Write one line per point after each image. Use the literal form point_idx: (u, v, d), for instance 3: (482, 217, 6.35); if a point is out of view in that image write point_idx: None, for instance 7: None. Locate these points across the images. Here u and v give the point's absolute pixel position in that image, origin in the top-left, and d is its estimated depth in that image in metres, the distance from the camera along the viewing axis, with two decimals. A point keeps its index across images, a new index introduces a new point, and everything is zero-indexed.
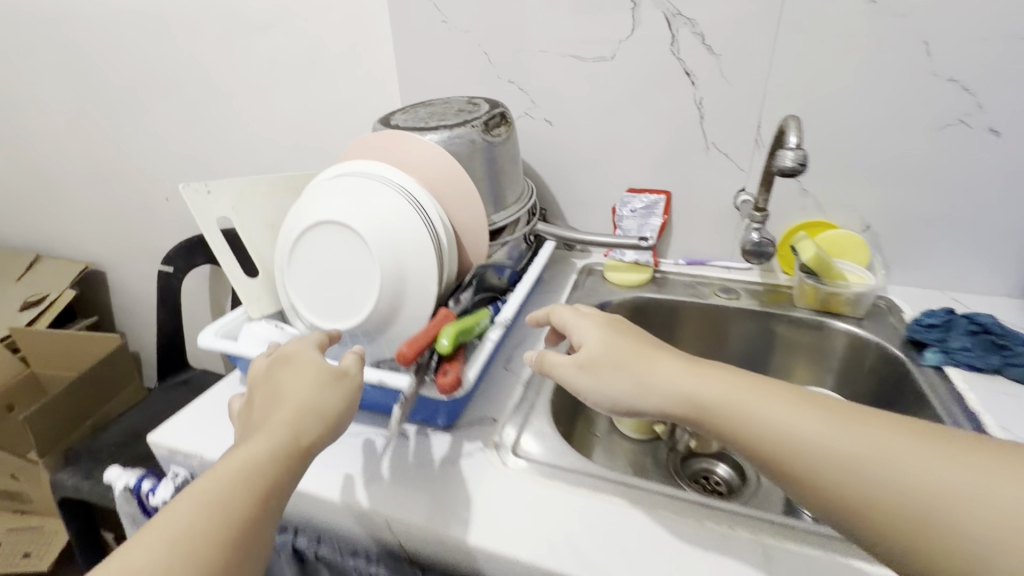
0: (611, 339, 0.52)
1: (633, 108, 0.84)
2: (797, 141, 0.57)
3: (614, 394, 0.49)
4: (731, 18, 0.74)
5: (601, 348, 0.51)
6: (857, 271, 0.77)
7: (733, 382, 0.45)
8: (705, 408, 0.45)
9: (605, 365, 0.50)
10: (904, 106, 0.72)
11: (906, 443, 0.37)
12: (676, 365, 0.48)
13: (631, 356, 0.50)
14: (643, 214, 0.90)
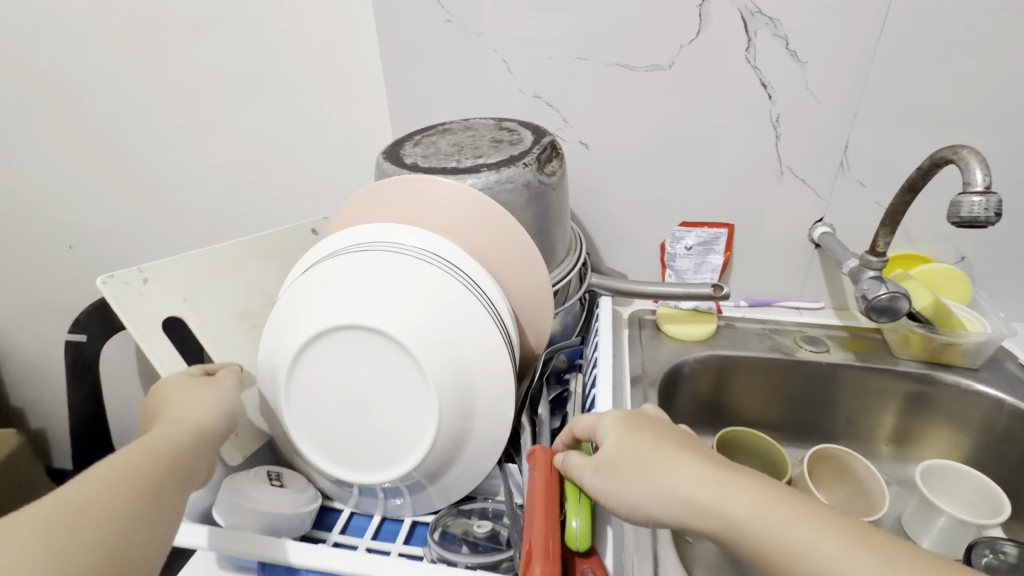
0: (628, 429, 0.39)
1: (693, 127, 0.69)
2: (985, 183, 0.44)
3: (632, 500, 0.36)
4: (822, 17, 0.60)
5: (620, 443, 0.38)
6: (965, 313, 0.66)
7: (793, 517, 0.31)
8: (745, 536, 0.31)
9: (617, 462, 0.37)
10: (1021, 122, 0.61)
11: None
12: (701, 467, 0.34)
13: (654, 456, 0.36)
14: (701, 252, 0.76)
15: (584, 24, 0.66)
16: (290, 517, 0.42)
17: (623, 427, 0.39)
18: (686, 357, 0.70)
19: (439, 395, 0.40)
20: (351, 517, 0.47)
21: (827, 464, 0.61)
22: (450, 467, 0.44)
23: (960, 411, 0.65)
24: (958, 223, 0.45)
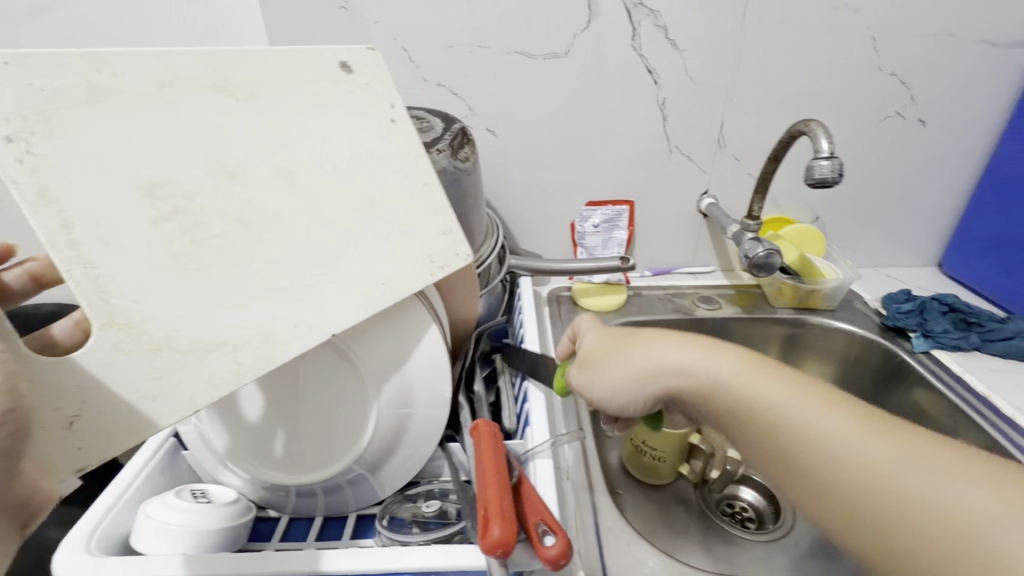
0: (615, 330, 0.43)
1: (591, 111, 0.74)
2: (830, 149, 0.52)
3: (616, 375, 0.40)
4: (694, 9, 0.67)
5: (613, 337, 0.42)
6: (823, 264, 0.78)
7: (765, 376, 0.34)
8: (715, 392, 0.35)
9: (604, 352, 0.42)
10: (853, 100, 0.73)
11: (945, 465, 0.28)
12: (683, 340, 0.38)
13: (641, 338, 0.39)
14: (606, 228, 0.82)
15: (480, 12, 0.67)
16: (218, 533, 0.39)
17: (612, 331, 0.43)
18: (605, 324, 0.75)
19: (372, 385, 0.41)
20: (291, 524, 0.46)
21: None
22: (391, 457, 0.43)
23: (824, 346, 0.76)
24: (813, 183, 0.53)
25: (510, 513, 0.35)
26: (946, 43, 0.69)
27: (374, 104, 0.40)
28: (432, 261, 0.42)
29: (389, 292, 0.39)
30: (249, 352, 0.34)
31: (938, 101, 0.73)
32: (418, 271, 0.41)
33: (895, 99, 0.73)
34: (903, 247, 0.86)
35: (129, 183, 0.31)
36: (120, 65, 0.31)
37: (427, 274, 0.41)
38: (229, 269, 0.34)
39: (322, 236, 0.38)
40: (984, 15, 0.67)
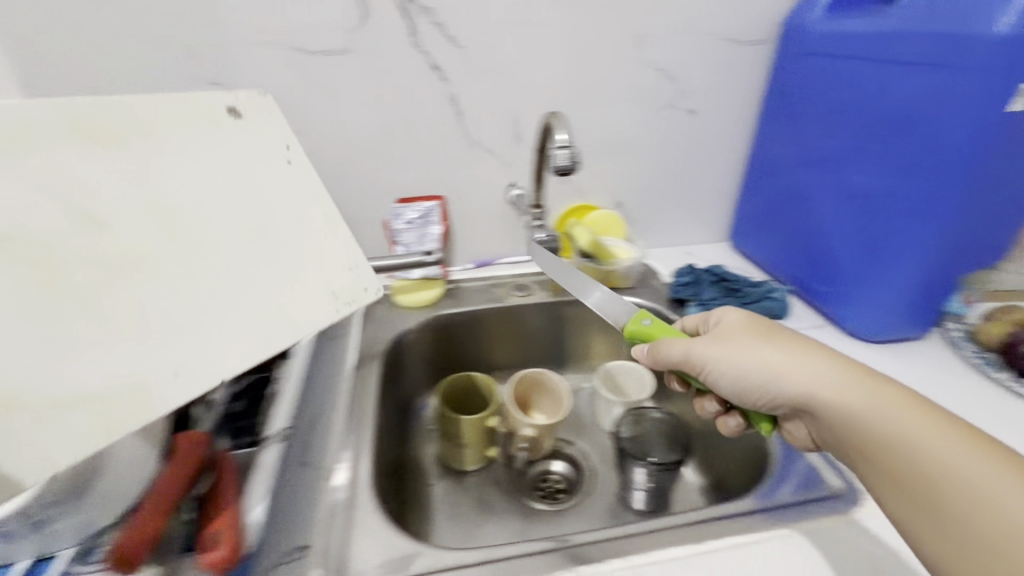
0: (753, 323, 0.50)
1: (384, 108, 0.73)
2: (566, 139, 0.56)
3: (737, 369, 0.47)
4: (466, 7, 0.69)
5: (739, 335, 0.48)
6: (619, 245, 0.84)
7: (844, 375, 0.42)
8: (810, 392, 0.43)
9: (738, 337, 0.48)
10: (629, 93, 0.79)
11: (947, 441, 0.36)
12: (790, 343, 0.46)
13: (764, 337, 0.47)
14: (420, 224, 0.82)
15: (244, 7, 0.64)
16: None
17: (747, 321, 0.50)
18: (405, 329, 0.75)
19: None
20: None
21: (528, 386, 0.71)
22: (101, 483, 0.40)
23: None
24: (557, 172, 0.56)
25: (153, 536, 0.40)
26: (700, 41, 0.77)
27: (269, 146, 0.49)
28: (339, 298, 0.53)
29: (251, 336, 0.45)
30: (122, 407, 0.38)
31: (702, 93, 0.81)
32: (327, 307, 0.52)
33: (665, 91, 0.80)
34: (699, 226, 0.95)
35: (0, 250, 0.34)
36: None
37: (334, 309, 0.52)
38: (46, 334, 0.35)
39: (198, 271, 0.43)
40: (726, 15, 0.75)
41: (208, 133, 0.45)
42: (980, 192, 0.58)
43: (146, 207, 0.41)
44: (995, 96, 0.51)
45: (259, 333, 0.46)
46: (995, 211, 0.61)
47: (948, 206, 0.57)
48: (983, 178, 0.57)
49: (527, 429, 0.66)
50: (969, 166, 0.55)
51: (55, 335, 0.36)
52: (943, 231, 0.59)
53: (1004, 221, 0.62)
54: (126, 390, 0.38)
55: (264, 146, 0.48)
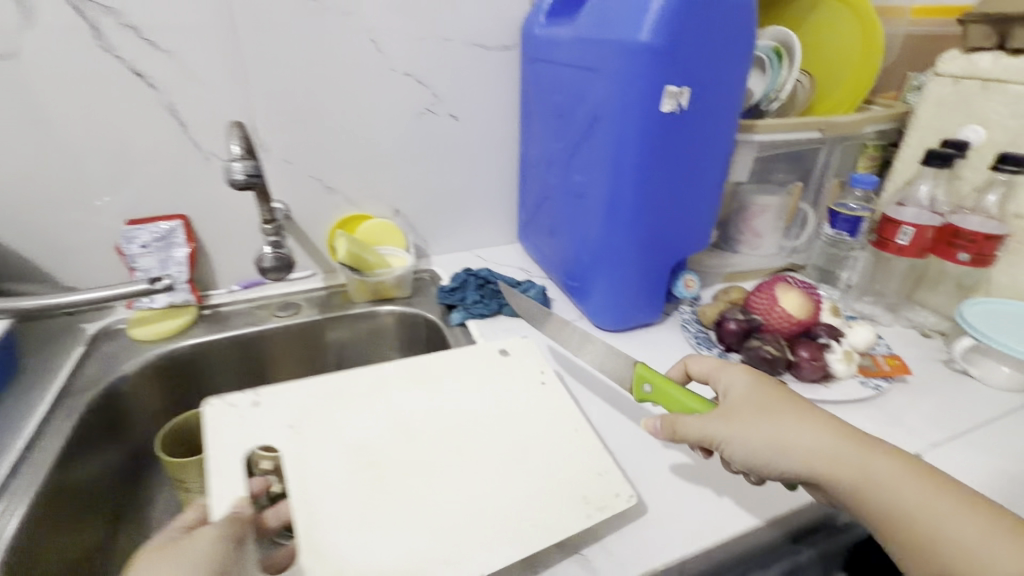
0: (763, 385, 0.45)
1: (83, 121, 0.65)
2: (242, 150, 0.52)
3: (747, 446, 0.42)
4: (161, 8, 0.63)
5: (748, 397, 0.45)
6: (395, 255, 0.84)
7: (850, 447, 0.40)
8: (810, 469, 0.41)
9: (747, 408, 0.44)
10: (381, 99, 0.77)
11: (948, 508, 0.37)
12: (786, 416, 0.42)
13: (767, 406, 0.43)
14: (160, 247, 0.73)
15: None
16: None
17: (752, 385, 0.45)
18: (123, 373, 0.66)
19: None
20: None
21: None
22: None
23: (404, 332, 0.81)
24: (239, 188, 0.52)
25: None
26: (445, 46, 0.77)
27: (531, 372, 0.61)
28: (589, 502, 0.47)
29: (539, 528, 0.45)
30: None
31: (460, 99, 0.81)
32: (576, 514, 0.47)
33: (419, 96, 0.79)
34: (487, 229, 0.95)
35: None
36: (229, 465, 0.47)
37: (583, 516, 0.46)
38: (388, 542, 0.44)
39: (432, 477, 0.49)
40: (465, 22, 0.76)
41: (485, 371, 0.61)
42: (664, 186, 0.62)
43: (370, 459, 0.50)
44: (646, 98, 0.55)
45: (434, 523, 0.45)
46: (692, 205, 0.65)
47: (634, 200, 0.61)
48: (662, 174, 0.61)
49: None
50: (643, 163, 0.59)
51: (379, 511, 0.46)
52: (636, 222, 0.63)
53: (705, 214, 0.67)
54: (421, 562, 0.42)
55: (525, 386, 0.59)
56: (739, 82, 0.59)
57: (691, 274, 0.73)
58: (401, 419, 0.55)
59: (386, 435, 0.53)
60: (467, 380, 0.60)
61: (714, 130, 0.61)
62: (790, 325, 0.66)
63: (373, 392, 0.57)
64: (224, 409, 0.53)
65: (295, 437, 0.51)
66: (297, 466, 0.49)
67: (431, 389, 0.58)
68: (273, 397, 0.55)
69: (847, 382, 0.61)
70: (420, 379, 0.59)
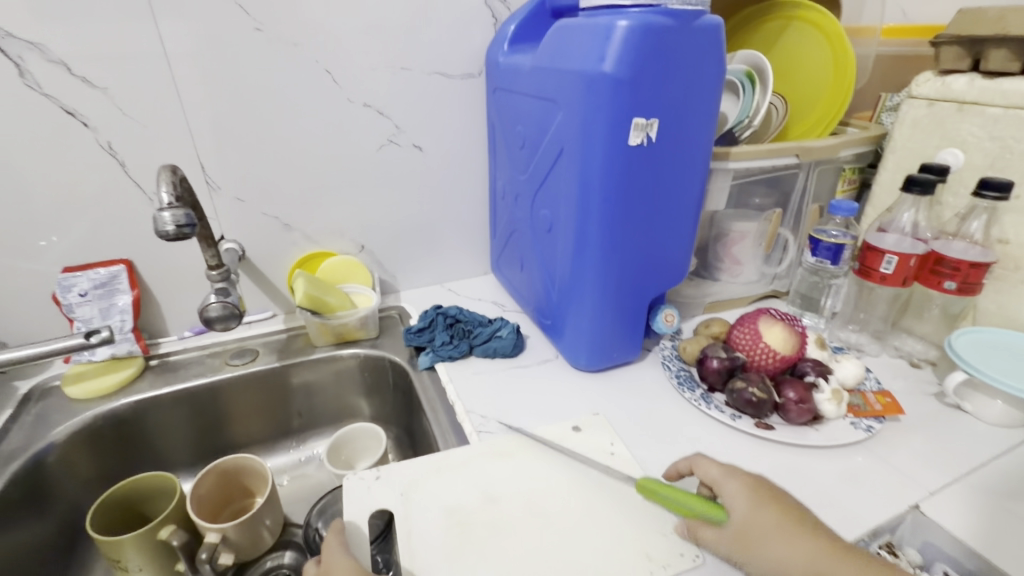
0: (761, 507, 0.43)
1: (11, 164, 0.60)
2: (171, 197, 0.47)
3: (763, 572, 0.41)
4: (94, 44, 0.59)
5: (754, 514, 0.43)
6: (361, 293, 0.79)
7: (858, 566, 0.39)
8: None
9: (756, 535, 0.42)
10: (340, 133, 0.74)
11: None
12: (788, 543, 0.41)
13: (775, 524, 0.42)
14: (102, 295, 0.68)
15: None
16: None
17: (755, 499, 0.44)
18: (52, 439, 0.60)
19: None
20: None
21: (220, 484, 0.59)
22: None
23: (370, 376, 0.76)
24: (171, 239, 0.47)
25: None
26: (406, 76, 0.74)
27: (600, 445, 0.57)
28: (652, 560, 0.46)
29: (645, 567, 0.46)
30: None
31: (423, 129, 0.78)
32: (640, 567, 0.46)
33: (380, 128, 0.76)
34: (458, 261, 0.91)
35: None
36: (441, 465, 0.55)
37: (647, 572, 0.45)
38: None
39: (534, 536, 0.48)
40: (426, 51, 0.73)
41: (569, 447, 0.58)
42: (633, 220, 0.58)
43: (463, 525, 0.49)
44: (610, 130, 0.52)
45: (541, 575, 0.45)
46: (666, 239, 0.62)
47: (602, 235, 0.58)
48: (631, 208, 0.57)
49: (214, 537, 0.56)
50: (609, 197, 0.56)
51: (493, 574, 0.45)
52: (606, 257, 0.59)
53: (680, 248, 0.64)
54: None
55: (559, 436, 0.59)
56: (708, 112, 0.56)
57: (670, 308, 0.69)
58: (488, 484, 0.53)
59: (479, 491, 0.53)
60: (549, 454, 0.56)
61: (684, 161, 0.58)
62: (776, 361, 0.62)
63: (468, 461, 0.56)
64: (358, 482, 0.54)
65: (377, 491, 0.52)
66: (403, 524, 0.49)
67: (518, 461, 0.56)
68: (394, 467, 0.55)
69: (836, 422, 0.58)
70: (506, 452, 0.57)
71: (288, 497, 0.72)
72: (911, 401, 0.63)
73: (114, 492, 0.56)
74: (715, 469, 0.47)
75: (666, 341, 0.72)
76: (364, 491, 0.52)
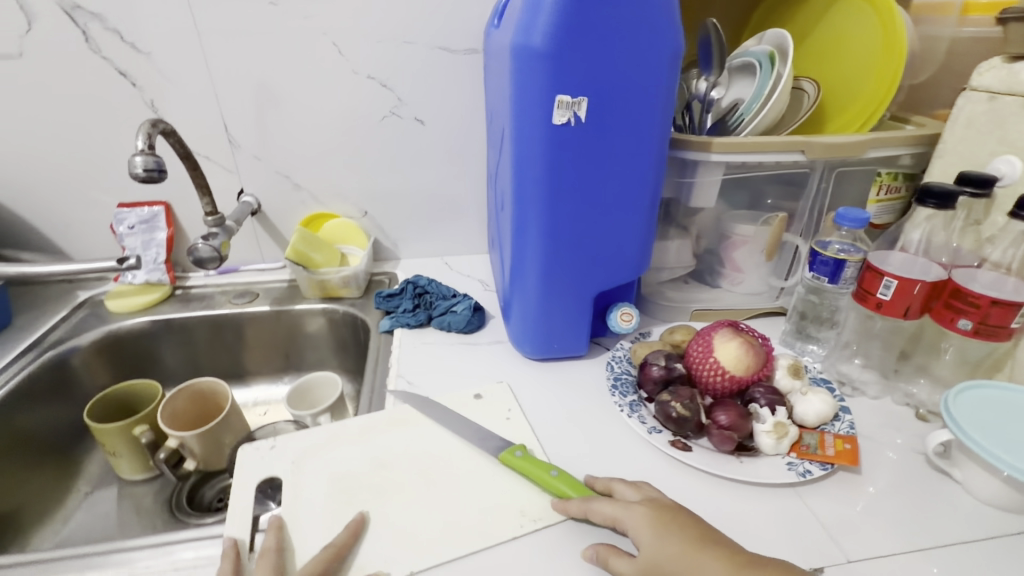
0: (666, 531, 0.41)
1: (79, 113, 0.74)
2: (145, 146, 0.55)
3: None
4: (139, 14, 0.69)
5: (657, 544, 0.40)
6: (354, 254, 0.85)
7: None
8: None
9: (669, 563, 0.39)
10: (345, 102, 0.79)
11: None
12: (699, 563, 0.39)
13: (679, 553, 0.40)
14: (144, 229, 0.81)
15: None
16: None
17: (650, 520, 0.42)
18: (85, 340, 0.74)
19: None
20: None
21: (193, 399, 0.70)
22: None
23: (347, 332, 0.81)
24: (144, 181, 0.55)
25: None
26: (408, 50, 0.76)
27: (498, 410, 0.59)
28: (524, 515, 0.48)
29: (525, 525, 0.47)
30: None
31: (425, 104, 0.80)
32: (510, 524, 0.47)
33: (383, 100, 0.79)
34: (457, 238, 0.93)
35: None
36: (342, 433, 0.56)
37: (517, 526, 0.47)
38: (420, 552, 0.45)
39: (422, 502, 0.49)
40: (429, 26, 0.75)
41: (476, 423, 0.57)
42: (572, 206, 0.55)
43: (347, 490, 0.50)
44: (536, 108, 0.49)
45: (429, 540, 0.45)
46: (615, 229, 0.57)
47: (537, 218, 0.56)
48: (568, 193, 0.54)
49: (173, 442, 0.65)
50: (547, 179, 0.53)
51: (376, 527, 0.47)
52: (542, 243, 0.57)
53: (634, 242, 0.59)
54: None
55: (456, 403, 0.60)
56: (661, 93, 0.51)
57: (628, 306, 0.64)
58: (381, 452, 0.54)
59: (369, 461, 0.53)
60: (452, 432, 0.56)
61: (632, 146, 0.53)
62: (723, 380, 0.56)
63: (365, 434, 0.56)
64: (254, 453, 0.54)
65: (272, 458, 0.54)
66: (291, 491, 0.50)
67: (415, 433, 0.56)
68: (290, 440, 0.56)
69: (773, 459, 0.50)
70: (402, 420, 0.58)
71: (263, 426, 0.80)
72: (893, 458, 0.52)
73: (114, 392, 0.68)
74: (611, 503, 0.45)
75: (626, 342, 0.67)
76: (262, 457, 0.54)
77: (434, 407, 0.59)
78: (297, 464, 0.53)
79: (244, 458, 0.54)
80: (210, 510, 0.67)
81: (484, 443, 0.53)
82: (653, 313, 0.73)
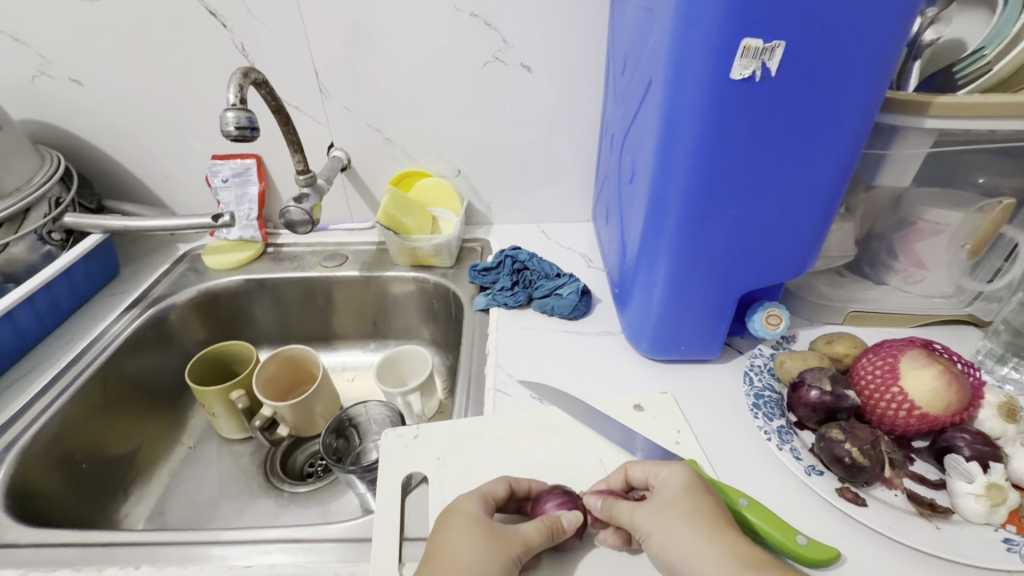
0: (698, 492, 0.38)
1: (172, 57, 0.70)
2: (236, 100, 0.49)
3: (652, 538, 0.37)
4: None
5: (672, 517, 0.36)
6: (446, 219, 0.79)
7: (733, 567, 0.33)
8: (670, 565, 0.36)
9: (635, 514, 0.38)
10: (444, 45, 0.69)
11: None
12: (651, 513, 0.37)
13: (711, 518, 0.36)
14: (238, 183, 0.79)
15: None
16: None
17: (693, 485, 0.38)
18: (185, 297, 0.74)
19: None
20: None
21: (288, 364, 0.69)
22: None
23: (438, 304, 0.76)
24: (236, 140, 0.50)
25: None
26: None
27: (664, 431, 0.48)
28: None
29: None
30: None
31: (535, 45, 0.68)
32: None
33: (486, 41, 0.69)
34: (558, 202, 0.83)
35: None
36: (485, 431, 0.49)
37: None
38: None
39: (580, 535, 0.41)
40: None
41: (637, 441, 0.47)
42: (732, 188, 0.43)
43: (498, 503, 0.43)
44: (708, 58, 0.37)
45: None
46: (781, 216, 0.45)
47: (683, 202, 0.44)
48: (728, 171, 0.43)
49: (268, 412, 0.63)
50: (702, 153, 0.42)
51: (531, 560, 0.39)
52: (683, 231, 0.46)
53: (804, 232, 0.46)
54: None
55: (617, 412, 0.51)
56: (889, 38, 0.37)
57: (777, 307, 0.52)
58: (527, 462, 0.46)
59: (516, 470, 0.46)
60: (587, 446, 0.48)
61: (828, 111, 0.40)
62: (908, 417, 0.44)
63: (509, 436, 0.49)
64: (397, 440, 0.49)
65: (415, 451, 0.48)
66: (437, 494, 0.44)
67: (562, 443, 0.48)
68: (435, 428, 0.50)
69: (979, 531, 0.39)
70: (555, 426, 0.49)
71: (351, 393, 0.78)
72: None
73: (212, 351, 0.68)
74: (641, 470, 0.41)
75: (765, 347, 0.56)
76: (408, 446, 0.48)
77: (586, 411, 0.50)
78: (441, 461, 0.47)
79: (387, 444, 0.49)
80: (303, 477, 0.67)
81: (600, 460, 0.47)
82: (798, 311, 0.61)
